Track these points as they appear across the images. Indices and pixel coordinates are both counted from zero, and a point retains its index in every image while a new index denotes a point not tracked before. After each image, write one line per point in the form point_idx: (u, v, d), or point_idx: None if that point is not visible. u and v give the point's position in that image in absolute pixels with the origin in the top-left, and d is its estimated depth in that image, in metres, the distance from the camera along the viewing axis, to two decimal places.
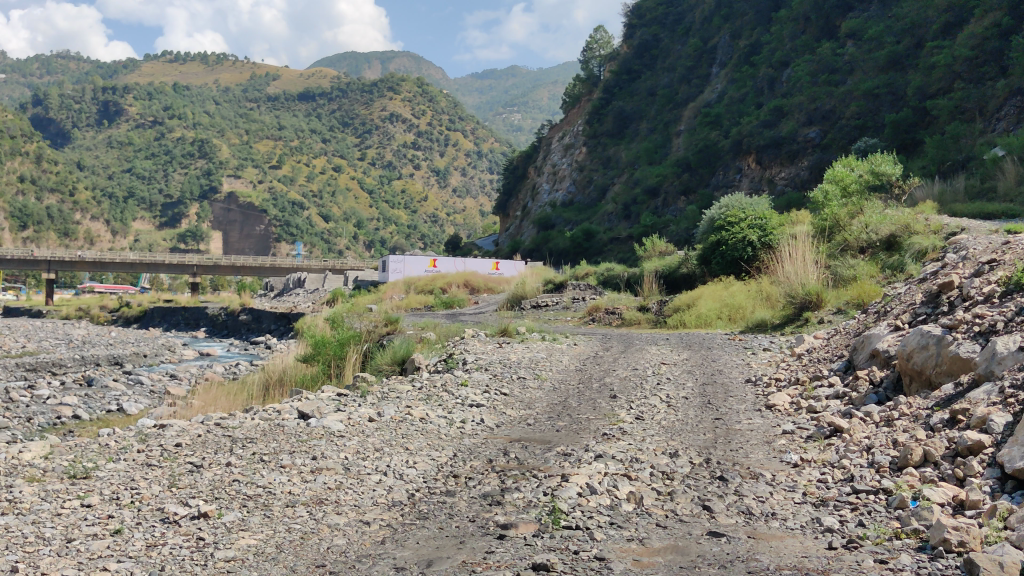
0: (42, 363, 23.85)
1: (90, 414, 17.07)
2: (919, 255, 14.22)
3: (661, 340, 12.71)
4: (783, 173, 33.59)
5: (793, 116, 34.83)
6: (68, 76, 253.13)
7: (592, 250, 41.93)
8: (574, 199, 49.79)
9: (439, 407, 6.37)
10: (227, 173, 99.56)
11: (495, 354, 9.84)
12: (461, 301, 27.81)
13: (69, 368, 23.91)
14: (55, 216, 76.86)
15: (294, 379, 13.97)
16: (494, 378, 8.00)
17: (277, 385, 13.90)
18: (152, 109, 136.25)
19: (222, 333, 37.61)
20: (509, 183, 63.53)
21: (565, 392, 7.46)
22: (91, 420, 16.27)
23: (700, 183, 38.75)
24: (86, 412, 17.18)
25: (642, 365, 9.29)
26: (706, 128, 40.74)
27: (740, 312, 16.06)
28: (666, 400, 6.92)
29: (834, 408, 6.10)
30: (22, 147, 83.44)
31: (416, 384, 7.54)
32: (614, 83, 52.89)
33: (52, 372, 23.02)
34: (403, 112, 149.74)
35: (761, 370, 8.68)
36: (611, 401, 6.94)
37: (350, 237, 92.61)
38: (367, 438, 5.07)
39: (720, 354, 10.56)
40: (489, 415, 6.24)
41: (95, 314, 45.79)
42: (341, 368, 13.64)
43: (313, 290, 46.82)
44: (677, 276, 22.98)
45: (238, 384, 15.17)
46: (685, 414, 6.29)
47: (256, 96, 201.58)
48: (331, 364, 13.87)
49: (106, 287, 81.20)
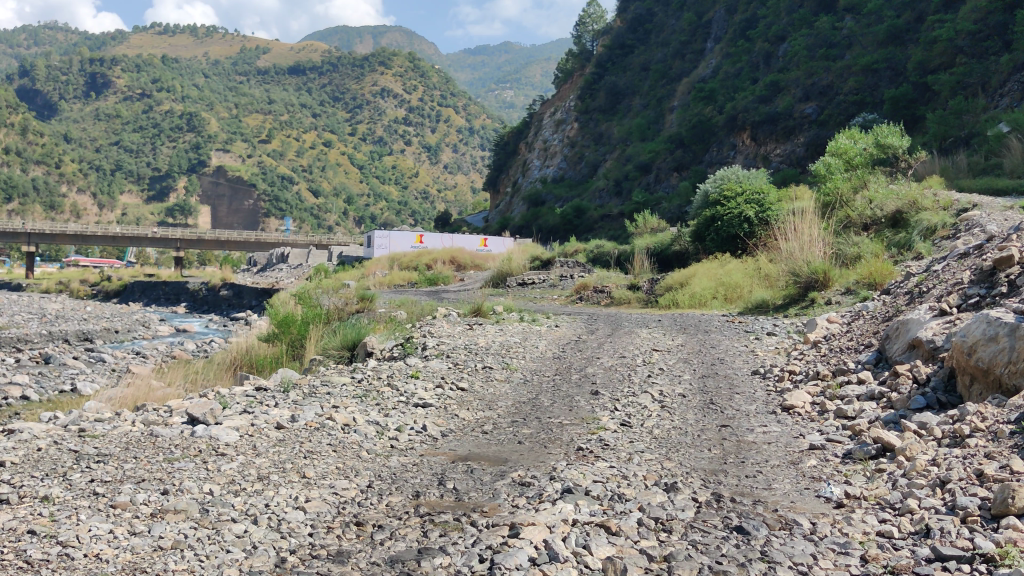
0: (5, 338, 22.43)
1: (41, 395, 15.70)
2: (927, 233, 13.05)
3: (653, 322, 11.38)
4: (779, 151, 32.15)
5: (790, 92, 33.44)
6: (56, 49, 249.29)
7: (582, 227, 40.49)
8: (565, 175, 48.43)
9: (374, 409, 5.02)
10: (216, 146, 97.63)
11: (462, 338, 8.46)
12: (446, 278, 26.42)
13: (34, 343, 22.54)
14: (41, 188, 74.96)
15: (250, 361, 12.63)
16: (453, 368, 6.67)
17: (234, 369, 12.55)
18: (140, 82, 133.67)
19: (202, 309, 36.08)
20: (499, 159, 61.93)
21: (537, 387, 6.12)
22: (40, 402, 14.93)
23: (694, 159, 37.34)
24: (37, 393, 15.81)
25: (631, 351, 7.95)
26: (700, 103, 39.28)
27: (737, 292, 14.79)
28: (659, 400, 5.59)
29: (871, 415, 4.83)
30: (6, 119, 81.36)
31: (357, 376, 6.25)
32: (606, 58, 51.25)
33: (14, 348, 21.66)
34: (394, 86, 146.85)
35: (771, 360, 7.38)
36: (589, 401, 5.61)
37: (340, 214, 90.53)
38: (253, 460, 3.71)
39: (721, 340, 9.21)
40: (435, 420, 4.89)
41: (74, 288, 44.16)
42: (304, 349, 12.29)
43: (297, 266, 45.30)
44: (669, 254, 21.68)
45: (195, 366, 13.86)
46: (683, 421, 4.99)
47: (246, 69, 198.16)
48: (295, 345, 12.49)
49: (92, 261, 79.42)
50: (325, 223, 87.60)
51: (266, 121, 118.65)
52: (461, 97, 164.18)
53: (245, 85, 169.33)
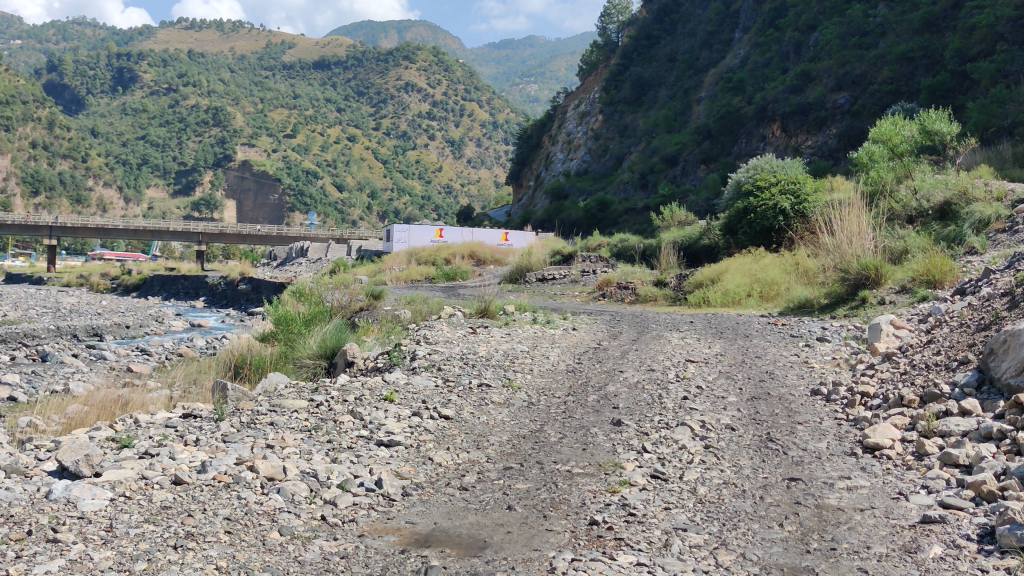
0: (11, 334, 21.29)
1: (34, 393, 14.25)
2: (981, 226, 11.75)
3: (685, 324, 9.99)
4: (809, 142, 30.58)
5: (821, 81, 31.86)
6: (84, 43, 248.73)
7: (606, 221, 38.96)
8: (589, 168, 46.93)
9: (321, 451, 3.75)
10: (242, 141, 96.44)
11: (461, 346, 7.10)
12: (465, 273, 25.11)
13: (42, 339, 21.36)
14: (68, 182, 74.14)
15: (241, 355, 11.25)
16: (441, 387, 5.37)
17: (223, 366, 11.12)
18: (166, 76, 132.70)
19: (221, 304, 34.82)
20: (522, 153, 60.39)
21: (544, 416, 4.78)
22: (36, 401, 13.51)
23: (721, 151, 35.74)
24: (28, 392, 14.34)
25: (661, 363, 6.61)
26: (727, 94, 37.77)
27: (774, 290, 13.43)
28: (701, 436, 4.24)
29: (980, 470, 3.53)
30: (34, 113, 80.66)
31: (318, 399, 4.96)
32: (631, 49, 49.65)
33: (19, 344, 20.45)
34: (419, 81, 144.92)
35: (833, 378, 6.00)
36: (609, 435, 4.30)
37: (364, 209, 89.07)
38: (96, 556, 2.44)
39: (766, 347, 7.85)
40: (401, 469, 3.60)
41: (95, 282, 43.10)
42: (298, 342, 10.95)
43: (317, 259, 43.98)
44: (698, 248, 20.37)
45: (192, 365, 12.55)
46: (740, 471, 3.65)
47: (272, 63, 196.68)
48: (291, 341, 11.12)
49: (116, 255, 78.66)
50: (349, 217, 86.17)
51: (290, 116, 117.67)
52: (486, 91, 162.04)
53: (271, 79, 168.56)
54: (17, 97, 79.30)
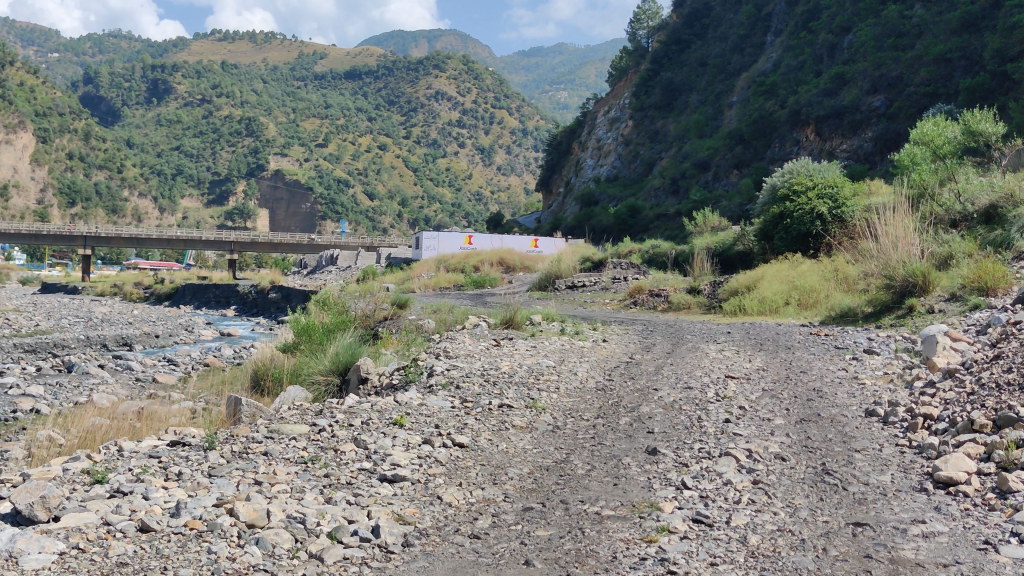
0: (42, 343, 20.94)
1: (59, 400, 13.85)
2: None
3: (722, 335, 9.44)
4: (845, 146, 29.83)
5: (856, 84, 31.10)
6: (119, 56, 251.69)
7: (637, 227, 38.35)
8: (619, 174, 46.31)
9: (315, 491, 3.28)
10: (275, 150, 96.83)
11: (482, 361, 6.59)
12: (494, 281, 24.65)
13: (71, 349, 21.01)
14: (104, 192, 74.87)
15: (262, 365, 10.81)
16: (457, 409, 4.91)
17: (246, 375, 10.74)
18: (200, 87, 133.74)
19: (251, 312, 34.51)
20: (551, 159, 59.90)
21: (569, 444, 4.28)
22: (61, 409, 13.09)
23: (754, 156, 35.00)
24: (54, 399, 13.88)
25: (698, 379, 6.08)
26: (760, 98, 37.08)
27: (813, 298, 12.83)
28: (748, 469, 3.74)
29: None
30: (70, 125, 81.58)
31: (321, 423, 4.51)
32: (661, 54, 49.04)
33: (50, 353, 20.11)
34: (449, 88, 144.78)
35: (889, 397, 5.43)
36: (642, 467, 3.80)
37: (394, 217, 88.90)
38: None
39: (811, 360, 7.31)
40: (406, 511, 3.14)
41: (127, 291, 43.25)
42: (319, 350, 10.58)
43: (347, 267, 43.74)
44: (732, 254, 19.77)
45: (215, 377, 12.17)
46: (796, 514, 3.15)
47: (303, 74, 197.70)
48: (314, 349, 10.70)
49: (151, 265, 79.14)
50: (380, 225, 85.98)
51: (321, 126, 118.32)
52: (515, 98, 161.56)
53: (302, 88, 169.72)
54: (54, 109, 80.26)
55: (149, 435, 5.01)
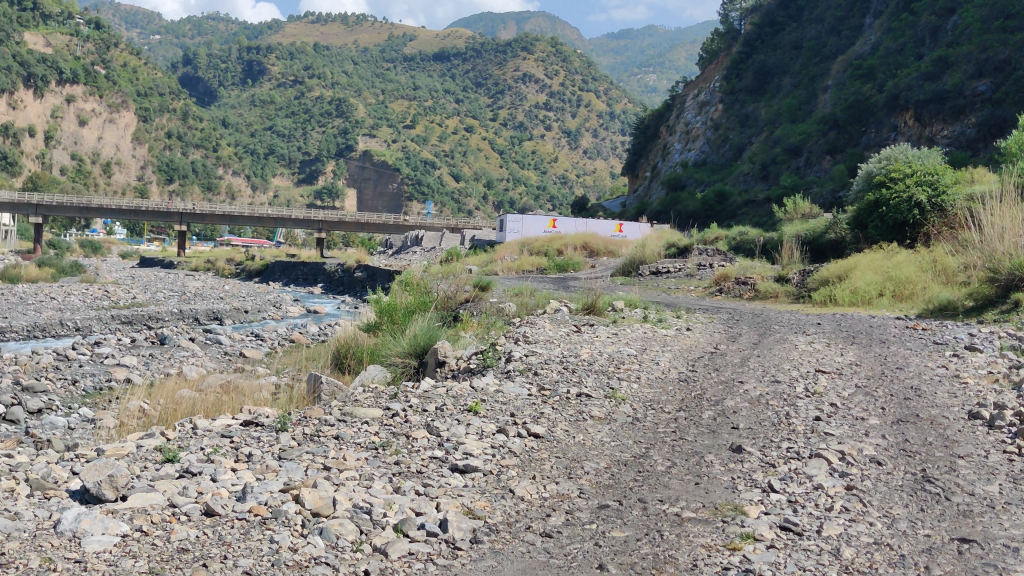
0: (137, 316, 21.44)
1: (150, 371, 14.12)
2: None
3: (812, 327, 9.07)
4: (946, 132, 28.57)
5: (960, 67, 29.72)
6: (218, 38, 258.27)
7: (725, 213, 37.52)
8: (708, 159, 45.40)
9: (383, 479, 3.17)
10: (364, 131, 98.02)
11: (561, 348, 6.43)
12: (577, 265, 24.42)
13: (165, 322, 21.49)
14: (200, 170, 76.99)
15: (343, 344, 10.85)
16: (534, 397, 4.77)
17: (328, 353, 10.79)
18: (293, 69, 136.27)
19: (337, 291, 34.97)
20: (638, 143, 59.11)
21: (650, 439, 4.09)
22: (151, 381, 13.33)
23: (849, 141, 33.83)
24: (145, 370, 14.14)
25: (787, 373, 5.80)
26: (857, 82, 35.79)
27: (910, 289, 12.29)
28: (840, 472, 3.50)
29: None
30: (169, 104, 84.01)
31: (396, 408, 4.42)
32: (754, 36, 47.80)
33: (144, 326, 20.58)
34: (537, 71, 144.22)
35: (993, 399, 5.08)
36: (726, 465, 3.60)
37: (479, 198, 89.08)
38: None
39: (907, 356, 6.93)
40: (476, 504, 3.01)
41: (220, 267, 44.36)
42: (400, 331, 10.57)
43: (432, 248, 43.98)
44: (824, 243, 19.13)
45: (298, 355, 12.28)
46: (894, 526, 2.92)
47: (393, 56, 199.54)
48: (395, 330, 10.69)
49: (243, 242, 81.10)
50: (465, 207, 86.25)
51: (410, 107, 119.24)
52: (603, 81, 160.05)
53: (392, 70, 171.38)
54: (155, 89, 82.73)
55: (226, 412, 5.00)
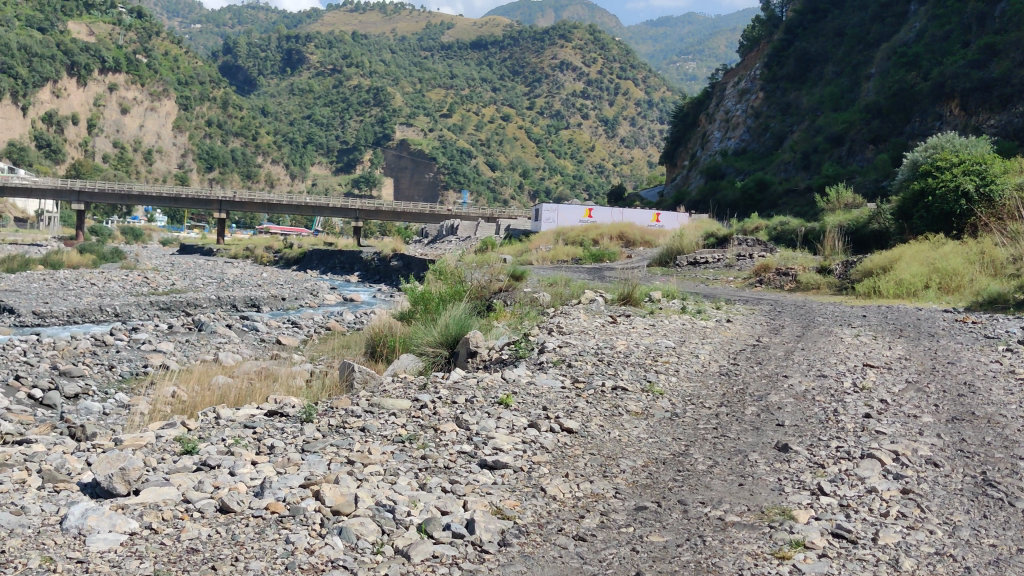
0: (176, 302, 21.55)
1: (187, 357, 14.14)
2: None
3: (857, 319, 8.79)
4: (993, 122, 27.81)
5: (1009, 55, 28.90)
6: (258, 27, 259.86)
7: (765, 203, 36.97)
8: (748, 148, 44.74)
9: (405, 475, 3.01)
10: (401, 119, 98.06)
11: (596, 339, 6.23)
12: (613, 255, 24.14)
13: (203, 308, 21.58)
14: (239, 159, 77.55)
15: (376, 333, 10.74)
16: (568, 390, 4.59)
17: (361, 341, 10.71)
18: (332, 57, 136.78)
19: (373, 279, 34.97)
20: (677, 132, 58.42)
21: (692, 434, 3.89)
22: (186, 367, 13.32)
23: (892, 130, 33.10)
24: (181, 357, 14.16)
25: (833, 367, 5.56)
26: (901, 69, 35.01)
27: (957, 281, 11.92)
28: (895, 475, 3.28)
29: None
30: (209, 93, 84.62)
31: (424, 398, 4.27)
32: (796, 23, 46.93)
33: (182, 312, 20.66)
34: (574, 59, 143.24)
35: None
36: (772, 465, 3.40)
37: (516, 187, 88.76)
38: None
39: (958, 350, 6.63)
40: (506, 504, 2.84)
41: (258, 255, 44.59)
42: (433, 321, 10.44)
43: (468, 237, 43.85)
44: (866, 232, 18.69)
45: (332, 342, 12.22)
46: (956, 535, 2.70)
47: (431, 44, 199.47)
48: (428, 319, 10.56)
49: (281, 230, 81.66)
50: (501, 196, 86.05)
51: (447, 96, 119.02)
52: (642, 69, 158.52)
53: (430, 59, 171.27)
54: (195, 78, 83.42)
55: (254, 402, 4.89)
